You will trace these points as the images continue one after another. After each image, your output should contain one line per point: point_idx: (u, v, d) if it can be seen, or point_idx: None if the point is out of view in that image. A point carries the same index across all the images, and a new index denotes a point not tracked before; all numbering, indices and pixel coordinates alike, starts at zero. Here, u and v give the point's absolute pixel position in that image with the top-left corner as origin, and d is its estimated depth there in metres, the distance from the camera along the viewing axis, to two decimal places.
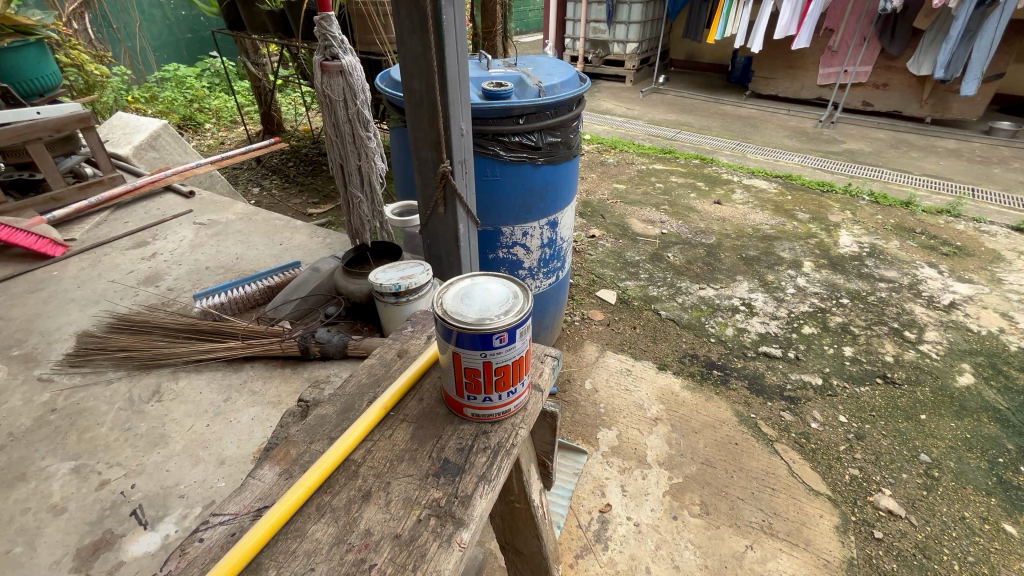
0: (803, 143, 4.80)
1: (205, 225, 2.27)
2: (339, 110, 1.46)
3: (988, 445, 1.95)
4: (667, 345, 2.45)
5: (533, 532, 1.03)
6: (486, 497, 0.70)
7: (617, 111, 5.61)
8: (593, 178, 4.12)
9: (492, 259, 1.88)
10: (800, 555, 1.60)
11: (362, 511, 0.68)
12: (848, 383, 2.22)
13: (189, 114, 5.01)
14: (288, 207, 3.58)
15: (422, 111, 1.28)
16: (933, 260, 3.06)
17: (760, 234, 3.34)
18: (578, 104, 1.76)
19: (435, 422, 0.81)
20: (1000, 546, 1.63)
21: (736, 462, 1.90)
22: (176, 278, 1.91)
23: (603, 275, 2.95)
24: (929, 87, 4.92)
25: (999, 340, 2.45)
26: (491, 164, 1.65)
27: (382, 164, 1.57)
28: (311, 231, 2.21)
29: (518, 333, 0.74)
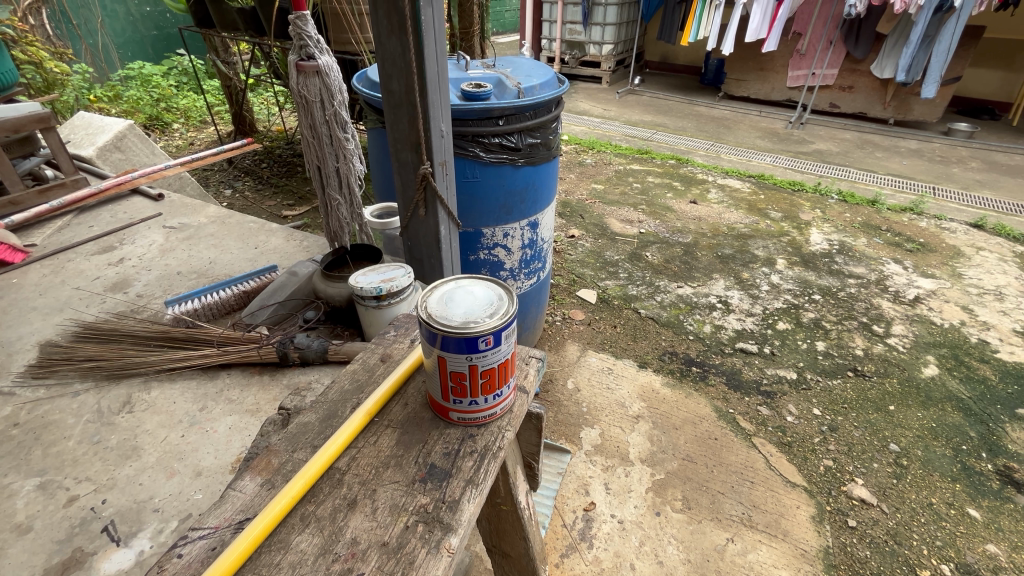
0: (774, 144, 4.92)
1: (176, 229, 2.20)
2: (316, 111, 1.43)
3: (953, 434, 2.03)
4: (647, 343, 2.49)
5: (520, 534, 1.03)
6: (474, 501, 0.69)
7: (594, 112, 5.66)
8: (572, 178, 4.16)
9: (473, 260, 1.87)
10: (778, 546, 1.64)
11: (348, 520, 0.67)
12: (821, 376, 2.29)
13: (156, 114, 4.86)
14: (262, 210, 3.51)
15: (401, 112, 1.27)
16: (899, 256, 3.18)
17: (735, 232, 3.42)
18: (557, 105, 1.77)
19: (420, 426, 0.80)
20: (965, 529, 1.71)
21: (717, 457, 1.93)
22: (146, 284, 1.84)
23: (584, 274, 2.97)
24: (892, 90, 5.11)
25: (961, 333, 2.56)
26: (472, 165, 1.64)
27: (360, 166, 1.55)
28: (287, 234, 2.16)
29: (503, 336, 0.73)
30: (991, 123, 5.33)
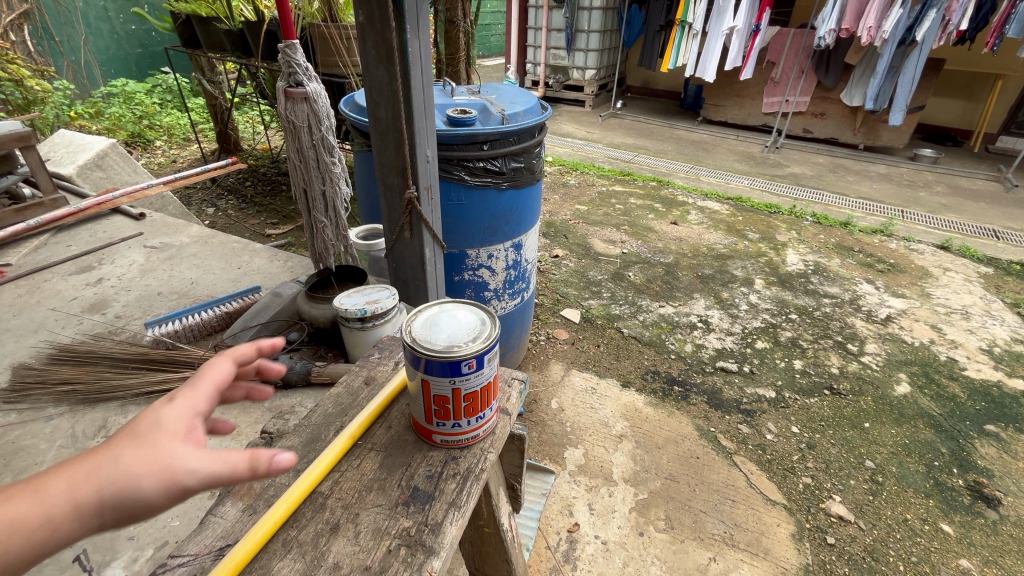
0: (750, 167, 5.09)
1: (157, 249, 2.18)
2: (303, 136, 1.44)
3: (925, 450, 2.09)
4: (630, 362, 2.52)
5: (502, 557, 1.03)
6: (456, 524, 0.70)
7: (578, 134, 5.80)
8: (556, 199, 4.23)
9: (458, 281, 1.89)
10: (759, 563, 1.66)
11: (330, 545, 0.67)
12: (799, 394, 2.34)
13: (138, 132, 4.84)
14: (245, 228, 3.50)
15: (388, 138, 1.30)
16: (871, 276, 3.30)
17: (714, 253, 3.50)
18: (541, 130, 1.82)
19: (404, 449, 0.80)
20: (939, 544, 1.75)
21: (699, 476, 1.96)
22: (126, 304, 1.82)
23: (567, 294, 3.02)
24: (861, 117, 5.34)
25: (931, 351, 2.65)
26: (456, 188, 1.68)
27: (346, 189, 1.55)
28: (271, 254, 2.15)
29: (485, 359, 0.75)
30: (954, 149, 5.60)
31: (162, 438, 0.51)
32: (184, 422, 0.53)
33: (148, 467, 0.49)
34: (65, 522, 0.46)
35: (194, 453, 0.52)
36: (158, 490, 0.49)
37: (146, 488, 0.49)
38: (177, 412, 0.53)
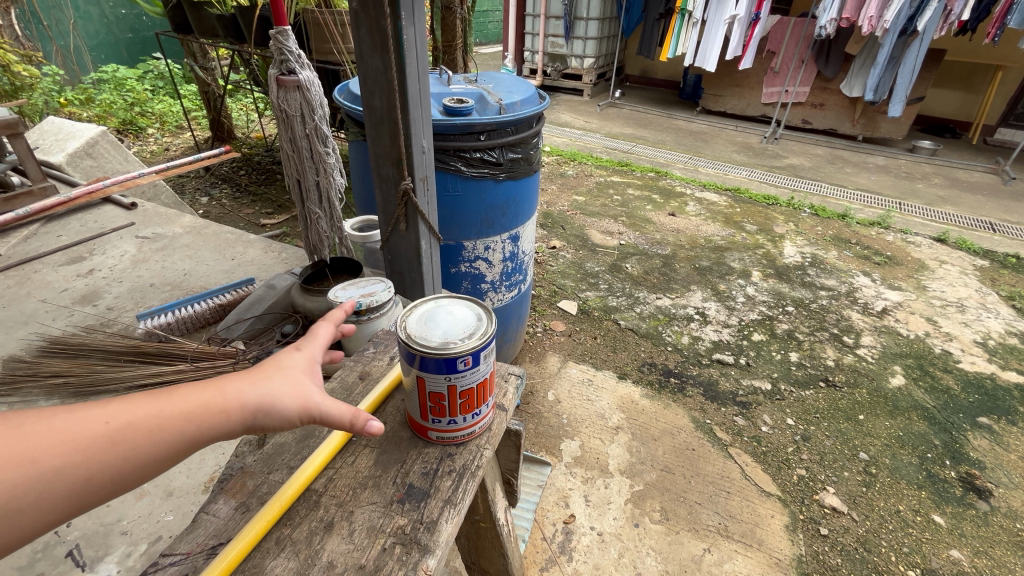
0: (749, 158, 5.06)
1: (149, 239, 2.15)
2: (296, 125, 1.40)
3: (918, 442, 2.11)
4: (626, 354, 2.52)
5: (499, 551, 1.03)
6: (452, 522, 0.69)
7: (576, 124, 5.76)
8: (554, 189, 4.20)
9: (455, 273, 1.88)
10: (753, 555, 1.67)
11: (324, 543, 0.66)
12: (794, 386, 2.35)
13: (130, 119, 4.76)
14: (239, 218, 3.47)
15: (382, 128, 1.27)
16: (867, 269, 3.30)
17: (712, 245, 3.50)
18: (539, 121, 1.79)
19: (399, 446, 0.80)
20: (931, 535, 1.77)
21: (694, 468, 1.96)
22: (117, 296, 1.79)
23: (565, 285, 3.00)
24: (860, 108, 5.31)
25: (926, 344, 2.66)
26: (453, 179, 1.66)
27: (340, 179, 1.52)
28: (265, 245, 2.12)
29: (482, 356, 0.74)
30: (953, 141, 5.58)
31: (299, 372, 0.67)
32: (312, 365, 0.69)
33: (289, 391, 0.64)
34: (228, 421, 0.60)
35: (320, 389, 0.67)
36: (292, 412, 0.63)
37: (285, 408, 0.63)
38: (306, 358, 0.70)
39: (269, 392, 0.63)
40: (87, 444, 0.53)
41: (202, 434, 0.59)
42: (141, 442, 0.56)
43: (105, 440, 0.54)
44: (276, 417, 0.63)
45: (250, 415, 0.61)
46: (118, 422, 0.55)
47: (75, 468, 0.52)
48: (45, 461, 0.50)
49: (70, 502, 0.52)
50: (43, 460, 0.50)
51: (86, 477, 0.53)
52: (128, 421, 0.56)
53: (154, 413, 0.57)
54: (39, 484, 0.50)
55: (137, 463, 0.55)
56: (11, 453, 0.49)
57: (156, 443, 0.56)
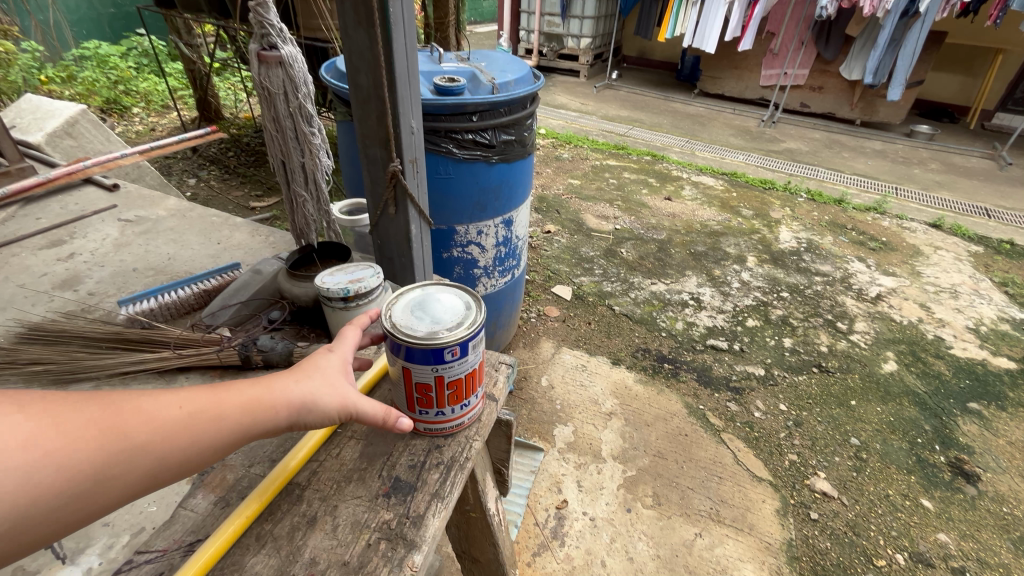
0: (746, 142, 5.01)
1: (132, 222, 2.09)
2: (279, 104, 1.34)
3: (909, 427, 2.12)
4: (621, 339, 2.50)
5: (489, 540, 1.02)
6: (439, 516, 0.67)
7: (571, 106, 5.66)
8: (549, 173, 4.15)
9: (446, 258, 1.84)
10: (744, 539, 1.69)
11: (307, 539, 0.64)
12: (788, 372, 2.35)
13: (113, 97, 4.63)
14: (228, 200, 3.40)
15: (369, 107, 1.21)
16: (862, 255, 3.28)
17: (708, 229, 3.47)
18: (533, 102, 1.74)
19: (386, 437, 0.77)
20: (919, 519, 1.78)
21: (687, 453, 1.96)
22: (98, 281, 1.74)
23: (559, 271, 2.97)
24: (859, 92, 5.25)
25: (919, 330, 2.66)
26: (445, 161, 1.61)
27: (327, 161, 1.47)
28: (252, 229, 2.07)
29: (470, 345, 0.72)
30: (950, 126, 5.55)
31: (335, 372, 0.72)
32: (343, 366, 0.74)
33: (329, 390, 0.69)
34: (278, 416, 0.64)
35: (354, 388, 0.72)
36: (333, 409, 0.68)
37: (326, 405, 0.67)
38: (339, 359, 0.74)
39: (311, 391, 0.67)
40: (163, 426, 0.57)
41: (256, 426, 0.62)
42: (206, 429, 0.60)
43: (179, 424, 0.58)
44: (317, 413, 0.67)
45: (296, 411, 0.66)
46: (189, 407, 0.59)
47: (155, 448, 0.56)
48: (129, 438, 0.54)
49: (145, 481, 0.55)
50: (128, 436, 0.54)
51: (159, 458, 0.56)
52: (197, 409, 0.60)
53: (219, 402, 0.61)
54: (119, 459, 0.53)
55: (203, 449, 0.59)
56: (102, 428, 0.53)
57: (218, 432, 0.60)
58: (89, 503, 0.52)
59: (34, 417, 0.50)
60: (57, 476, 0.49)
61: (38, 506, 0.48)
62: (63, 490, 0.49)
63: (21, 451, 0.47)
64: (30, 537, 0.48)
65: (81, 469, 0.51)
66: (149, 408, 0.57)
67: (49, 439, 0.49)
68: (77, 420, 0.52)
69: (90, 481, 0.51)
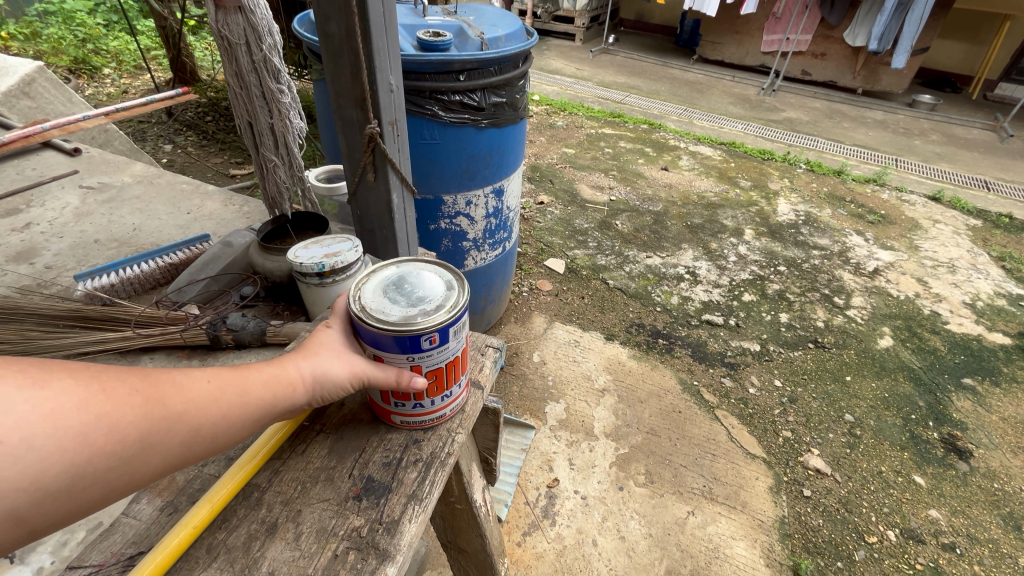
0: (746, 110, 4.85)
1: (95, 190, 1.95)
2: (240, 56, 1.20)
3: (903, 403, 2.09)
4: (614, 314, 2.44)
5: (476, 531, 0.96)
6: (416, 521, 0.60)
7: (566, 71, 5.44)
8: (542, 141, 3.99)
9: (434, 230, 1.74)
10: (737, 517, 1.66)
11: (265, 549, 0.57)
12: (783, 348, 2.31)
13: (81, 56, 4.35)
14: (205, 168, 3.23)
15: (342, 61, 1.08)
16: (861, 228, 3.21)
17: (705, 201, 3.37)
18: (525, 61, 1.61)
19: (358, 432, 0.69)
20: (911, 495, 1.77)
21: (680, 430, 1.93)
22: (57, 253, 1.62)
23: (552, 243, 2.87)
24: (863, 58, 5.08)
25: (916, 305, 2.62)
26: (430, 125, 1.49)
27: (299, 122, 1.35)
28: (225, 198, 1.95)
29: (451, 332, 0.64)
30: (953, 95, 5.41)
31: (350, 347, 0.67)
32: (351, 335, 0.68)
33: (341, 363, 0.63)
34: (295, 392, 0.59)
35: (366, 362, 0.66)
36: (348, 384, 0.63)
37: (338, 377, 0.62)
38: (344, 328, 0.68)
39: (319, 363, 0.62)
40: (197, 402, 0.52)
41: (279, 401, 0.58)
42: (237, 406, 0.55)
43: (213, 395, 0.54)
44: (329, 386, 0.62)
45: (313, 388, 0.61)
46: (220, 378, 0.55)
47: (193, 418, 0.51)
48: (168, 408, 0.50)
49: (182, 453, 0.51)
50: (166, 406, 0.50)
51: (194, 430, 0.52)
52: (229, 385, 0.56)
53: (246, 375, 0.57)
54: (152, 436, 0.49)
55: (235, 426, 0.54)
56: (143, 397, 0.49)
57: (249, 408, 0.56)
58: (128, 472, 0.47)
59: (82, 381, 0.46)
60: (104, 442, 0.45)
61: (88, 471, 0.44)
62: (109, 455, 0.45)
63: (72, 414, 0.44)
64: (76, 503, 0.44)
65: (125, 434, 0.47)
66: (183, 379, 0.53)
67: (97, 403, 0.46)
68: (121, 385, 0.48)
69: (134, 446, 0.47)
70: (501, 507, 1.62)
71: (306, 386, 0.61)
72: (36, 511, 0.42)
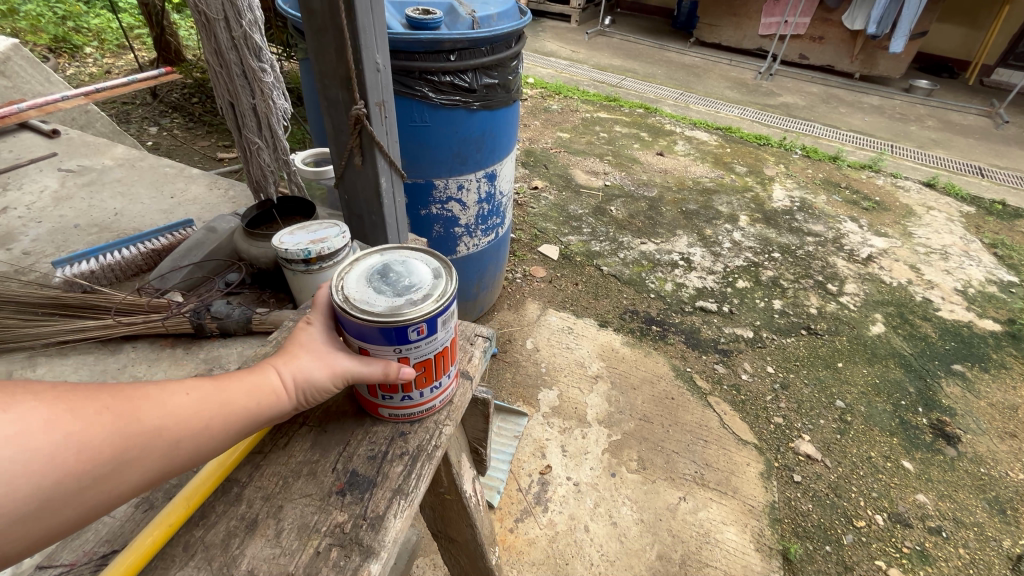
0: (742, 95, 4.80)
1: (74, 173, 1.90)
2: (219, 32, 1.16)
3: (894, 389, 2.11)
4: (608, 301, 2.42)
5: (466, 521, 0.95)
6: (401, 516, 0.59)
7: (562, 53, 5.35)
8: (536, 125, 3.93)
9: (425, 216, 1.70)
10: (728, 502, 1.67)
11: (244, 547, 0.55)
12: (776, 334, 2.31)
13: (61, 35, 4.21)
14: (192, 151, 3.16)
15: (326, 38, 1.04)
16: (855, 215, 3.20)
17: (700, 187, 3.34)
18: (518, 41, 1.56)
19: (343, 424, 0.68)
20: (899, 480, 1.79)
21: (673, 416, 1.93)
22: (36, 239, 1.58)
23: (546, 229, 2.84)
24: (861, 42, 5.02)
25: (908, 292, 2.62)
26: (420, 107, 1.45)
27: (283, 103, 1.30)
28: (210, 181, 1.90)
29: (440, 322, 0.61)
30: (950, 81, 5.37)
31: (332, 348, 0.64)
32: (334, 332, 0.65)
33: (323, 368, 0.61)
34: (279, 399, 0.57)
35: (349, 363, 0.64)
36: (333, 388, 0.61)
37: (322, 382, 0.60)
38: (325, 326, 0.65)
39: (300, 366, 0.59)
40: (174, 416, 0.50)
41: (262, 409, 0.56)
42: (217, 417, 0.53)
43: (190, 408, 0.52)
44: (312, 391, 0.60)
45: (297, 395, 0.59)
46: (199, 391, 0.53)
47: (172, 431, 0.49)
48: (143, 424, 0.48)
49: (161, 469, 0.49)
50: (140, 421, 0.48)
51: (173, 443, 0.50)
52: (208, 395, 0.53)
53: (224, 385, 0.55)
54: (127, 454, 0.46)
55: (215, 437, 0.52)
56: (115, 415, 0.46)
57: (230, 419, 0.54)
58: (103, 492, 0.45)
59: (47, 401, 0.43)
60: (77, 461, 0.43)
61: (61, 491, 0.42)
62: (83, 473, 0.43)
63: (40, 435, 0.41)
64: (50, 526, 0.42)
65: (98, 452, 0.44)
66: (158, 393, 0.50)
67: (66, 423, 0.43)
68: (92, 403, 0.46)
69: (109, 462, 0.45)
70: (493, 493, 1.62)
71: (287, 391, 0.59)
72: (5, 536, 0.40)
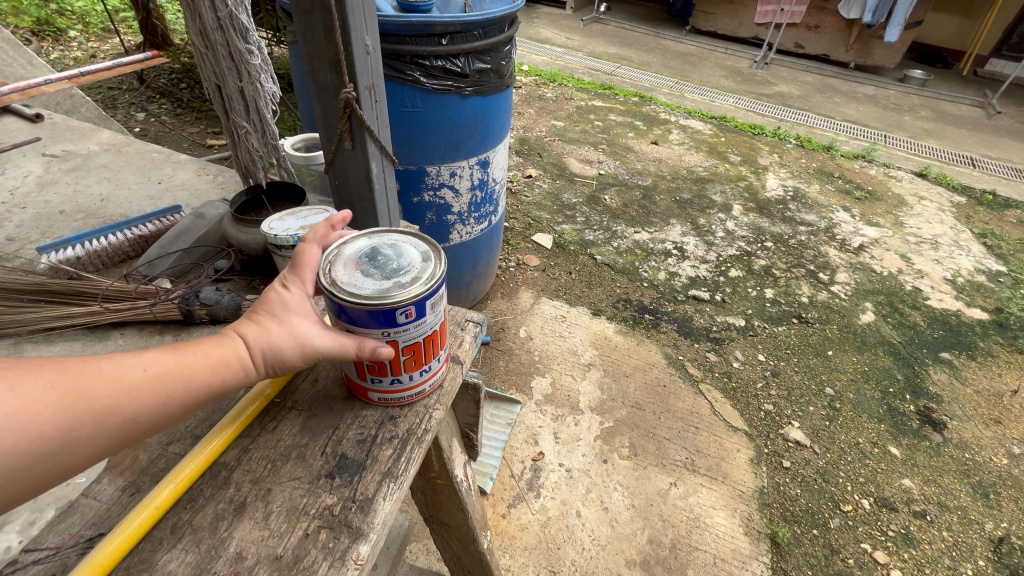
0: (737, 84, 4.78)
1: (59, 158, 1.87)
2: (206, 12, 1.14)
3: (882, 377, 2.13)
4: (601, 290, 2.42)
5: (457, 506, 0.96)
6: (391, 499, 0.59)
7: (557, 40, 5.29)
8: (531, 113, 3.90)
9: (417, 203, 1.69)
10: (718, 488, 1.69)
11: (233, 529, 0.55)
12: (767, 323, 2.32)
13: (44, 17, 4.11)
14: (181, 137, 3.11)
15: (314, 19, 1.02)
16: (847, 204, 3.21)
17: (694, 176, 3.34)
18: (512, 25, 1.53)
19: (332, 409, 0.67)
20: (885, 466, 1.82)
21: (664, 404, 1.94)
22: (20, 224, 1.56)
23: (540, 218, 2.83)
24: (856, 31, 5.00)
25: (898, 281, 2.64)
26: (411, 92, 1.43)
27: (272, 86, 1.28)
28: (198, 167, 1.87)
29: (428, 305, 0.61)
30: (943, 71, 5.37)
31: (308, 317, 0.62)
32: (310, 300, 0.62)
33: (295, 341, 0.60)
34: (243, 372, 0.57)
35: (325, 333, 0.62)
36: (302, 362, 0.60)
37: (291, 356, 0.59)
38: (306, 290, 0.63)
39: (268, 339, 0.58)
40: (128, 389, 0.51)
41: (223, 385, 0.56)
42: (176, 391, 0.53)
43: (145, 384, 0.52)
44: (280, 364, 0.59)
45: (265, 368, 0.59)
46: (157, 365, 0.53)
47: (123, 409, 0.50)
48: (95, 400, 0.48)
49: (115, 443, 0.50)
50: (91, 398, 0.48)
51: (126, 418, 0.50)
52: (166, 369, 0.53)
53: (185, 359, 0.54)
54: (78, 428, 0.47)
55: (173, 410, 0.53)
56: (65, 390, 0.47)
57: (188, 395, 0.53)
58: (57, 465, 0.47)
59: None
60: (17, 443, 0.43)
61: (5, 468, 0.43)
62: (26, 453, 0.44)
63: None
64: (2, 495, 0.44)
65: (43, 431, 0.45)
66: (112, 366, 0.51)
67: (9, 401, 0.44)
68: (40, 379, 0.46)
69: (55, 441, 0.46)
70: (485, 480, 1.65)
71: (254, 362, 0.58)
72: None
